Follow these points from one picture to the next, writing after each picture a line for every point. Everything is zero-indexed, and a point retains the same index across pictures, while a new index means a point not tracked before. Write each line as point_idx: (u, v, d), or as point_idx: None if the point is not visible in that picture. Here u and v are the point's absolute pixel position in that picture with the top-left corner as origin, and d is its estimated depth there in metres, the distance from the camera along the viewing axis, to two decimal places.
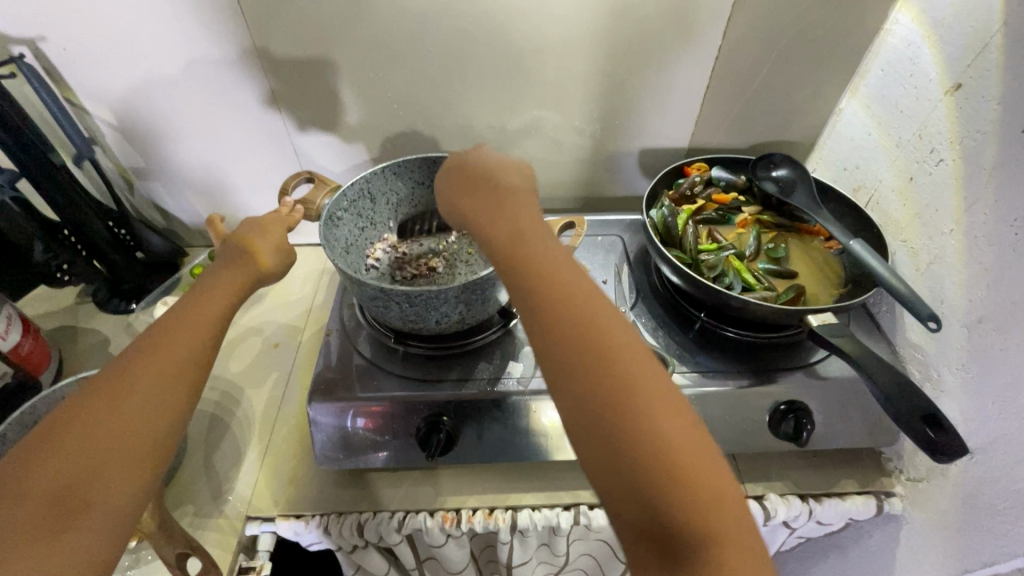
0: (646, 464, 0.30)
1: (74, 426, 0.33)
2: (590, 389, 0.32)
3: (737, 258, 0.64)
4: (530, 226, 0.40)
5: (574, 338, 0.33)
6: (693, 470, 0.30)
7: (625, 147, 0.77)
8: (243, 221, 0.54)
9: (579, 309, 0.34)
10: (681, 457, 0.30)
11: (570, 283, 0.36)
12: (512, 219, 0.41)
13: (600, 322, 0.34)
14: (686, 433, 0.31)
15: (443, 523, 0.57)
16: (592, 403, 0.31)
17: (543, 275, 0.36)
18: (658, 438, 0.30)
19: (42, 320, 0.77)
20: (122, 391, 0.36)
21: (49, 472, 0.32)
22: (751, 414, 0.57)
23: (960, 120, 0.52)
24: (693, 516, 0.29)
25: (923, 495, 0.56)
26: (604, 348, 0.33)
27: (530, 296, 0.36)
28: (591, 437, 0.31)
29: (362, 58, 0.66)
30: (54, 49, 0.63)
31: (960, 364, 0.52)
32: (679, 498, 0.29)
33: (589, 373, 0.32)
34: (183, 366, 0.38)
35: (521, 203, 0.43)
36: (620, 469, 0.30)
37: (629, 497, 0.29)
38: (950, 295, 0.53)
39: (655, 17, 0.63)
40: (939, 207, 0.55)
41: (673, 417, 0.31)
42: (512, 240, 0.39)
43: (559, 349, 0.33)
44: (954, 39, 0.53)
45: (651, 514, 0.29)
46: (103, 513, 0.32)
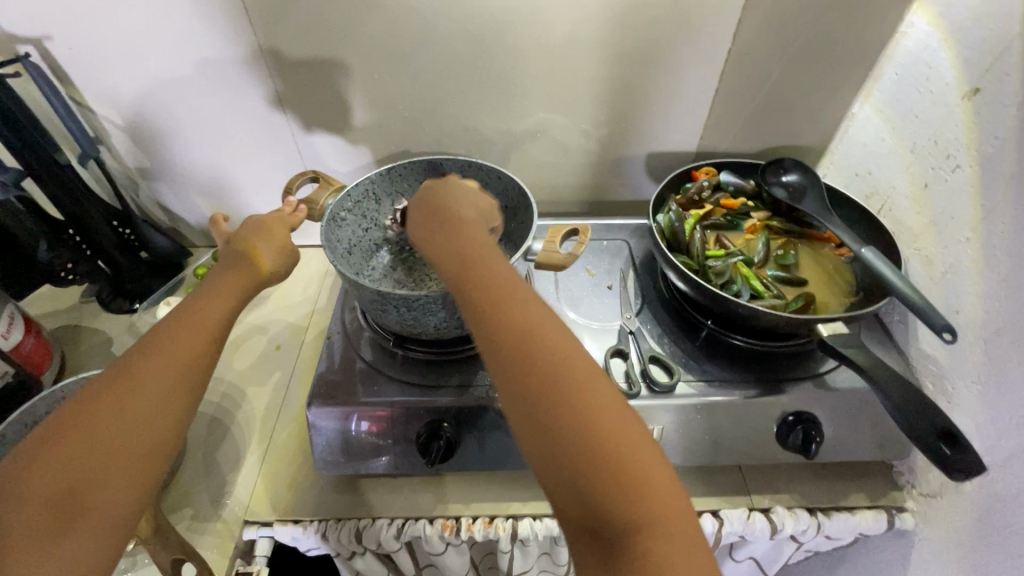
0: (576, 449, 0.30)
1: (73, 431, 0.33)
2: (523, 379, 0.32)
3: (745, 264, 0.63)
4: (474, 232, 0.42)
5: (502, 332, 0.34)
6: (626, 454, 0.30)
7: (633, 150, 0.76)
8: (245, 222, 0.54)
9: (521, 313, 0.35)
10: (610, 441, 0.30)
11: (512, 287, 0.36)
12: (457, 226, 0.43)
13: (529, 314, 0.35)
14: (617, 417, 0.31)
15: (442, 531, 0.56)
16: (524, 393, 0.32)
17: (479, 274, 0.37)
18: (587, 422, 0.30)
19: (46, 319, 0.77)
20: (124, 393, 0.35)
21: (50, 474, 0.32)
22: (759, 425, 0.56)
23: (978, 125, 0.51)
24: (624, 501, 0.29)
25: (936, 511, 0.55)
26: (534, 340, 0.33)
27: (467, 294, 0.37)
28: (524, 427, 0.32)
29: (367, 58, 0.65)
30: (59, 49, 0.63)
31: (976, 377, 0.50)
32: (611, 482, 0.29)
33: (519, 365, 0.33)
34: (188, 368, 0.38)
35: (469, 213, 0.44)
36: (551, 458, 0.30)
37: (563, 486, 0.30)
38: (966, 306, 0.52)
39: (664, 18, 0.62)
40: (955, 215, 0.53)
41: (608, 409, 0.31)
42: (453, 244, 0.41)
43: (491, 345, 0.34)
44: (972, 42, 0.51)
45: (584, 499, 0.29)
46: (104, 517, 0.32)
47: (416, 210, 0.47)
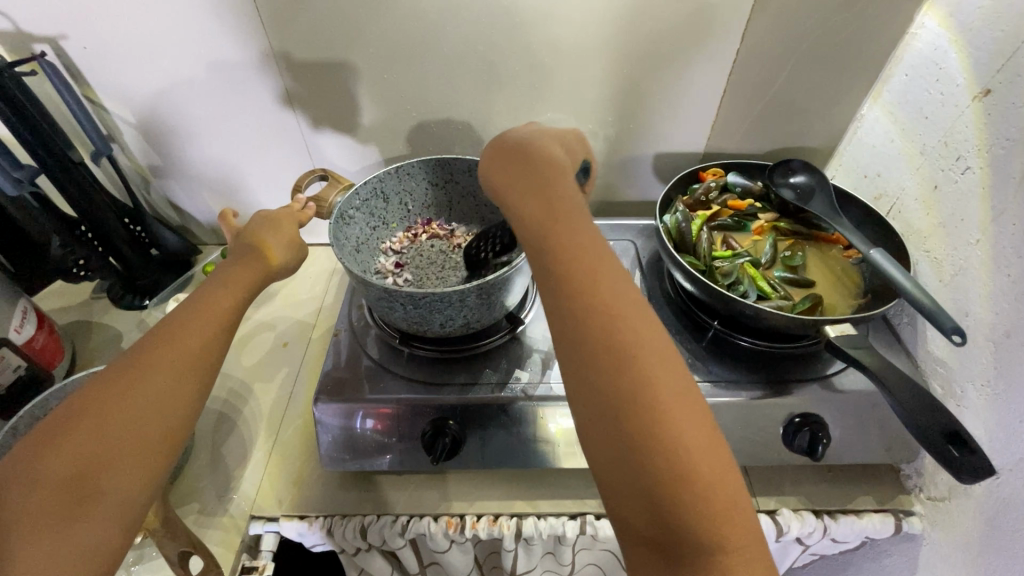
0: (661, 473, 0.28)
1: (83, 417, 0.33)
2: (607, 387, 0.30)
3: (752, 265, 0.63)
4: (570, 205, 0.37)
5: (594, 334, 0.31)
6: (710, 480, 0.28)
7: (640, 151, 0.76)
8: (255, 218, 0.54)
9: (611, 306, 0.32)
10: (696, 465, 0.28)
11: (604, 272, 0.33)
12: (541, 189, 0.38)
13: (623, 313, 0.32)
14: (707, 439, 0.29)
15: (447, 529, 0.57)
16: (609, 402, 0.30)
17: (574, 261, 0.34)
18: (676, 444, 0.29)
19: (57, 315, 0.78)
20: (133, 381, 0.35)
21: (60, 460, 0.32)
22: (764, 426, 0.56)
23: (988, 126, 0.50)
24: (702, 527, 0.28)
25: (944, 514, 0.54)
26: (623, 344, 0.31)
27: (563, 286, 0.33)
28: (602, 438, 0.30)
29: (376, 59, 0.66)
30: (74, 48, 0.64)
31: (985, 380, 0.50)
32: (691, 507, 0.28)
33: (606, 370, 0.30)
34: (197, 360, 0.38)
35: (556, 174, 0.40)
36: (637, 483, 0.28)
37: (635, 504, 0.29)
38: (975, 308, 0.51)
39: (672, 20, 0.62)
40: (965, 216, 0.53)
41: (694, 423, 0.30)
42: (542, 209, 0.37)
43: (575, 345, 0.31)
44: (983, 44, 0.51)
45: (662, 523, 0.28)
46: (115, 500, 0.32)
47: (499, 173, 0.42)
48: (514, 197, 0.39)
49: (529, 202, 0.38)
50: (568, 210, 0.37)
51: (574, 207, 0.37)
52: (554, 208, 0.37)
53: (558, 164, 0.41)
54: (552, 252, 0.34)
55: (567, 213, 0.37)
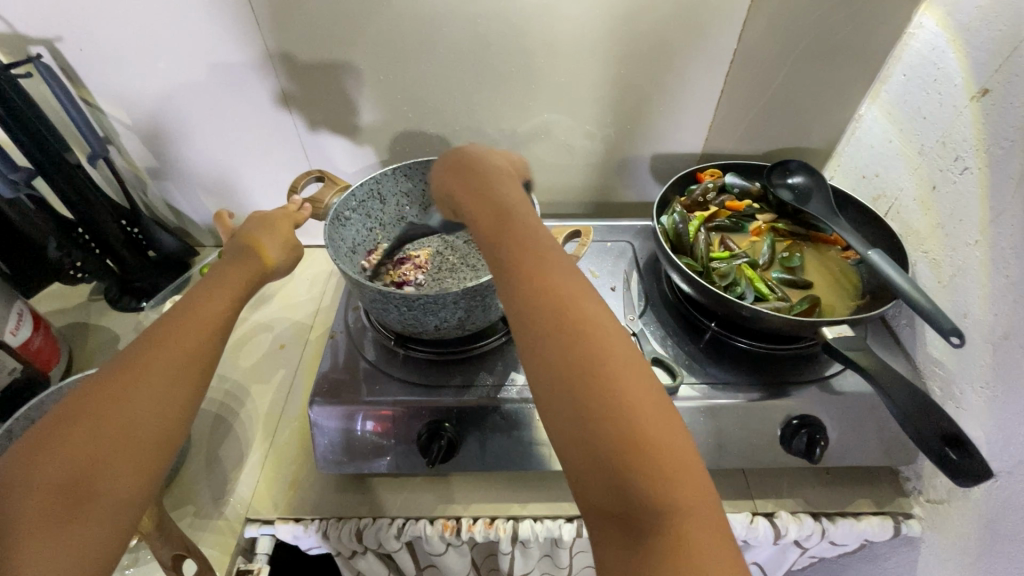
0: (610, 434, 0.29)
1: (80, 419, 0.33)
2: (557, 359, 0.31)
3: (750, 267, 0.62)
4: (515, 202, 0.41)
5: (541, 311, 0.33)
6: (661, 442, 0.29)
7: (637, 152, 0.75)
8: (250, 219, 0.54)
9: (553, 282, 0.34)
10: (645, 425, 0.29)
11: (546, 253, 0.36)
12: (490, 189, 0.43)
13: (569, 293, 0.34)
14: (655, 403, 0.30)
15: (443, 532, 0.56)
16: (560, 372, 0.31)
17: (515, 245, 0.37)
18: (623, 406, 0.29)
19: (54, 316, 0.78)
20: (129, 384, 0.35)
21: (56, 462, 0.32)
22: (762, 428, 0.55)
23: (987, 126, 0.50)
24: (652, 488, 0.28)
25: (942, 517, 0.54)
26: (572, 319, 0.33)
27: (509, 269, 0.36)
28: (556, 408, 0.31)
29: (373, 60, 0.66)
30: (70, 49, 0.64)
31: (984, 382, 0.50)
32: (642, 468, 0.28)
33: (554, 343, 0.32)
34: (192, 360, 0.38)
35: (505, 179, 0.44)
36: (584, 447, 0.29)
37: (590, 470, 0.29)
38: (974, 309, 0.51)
39: (669, 21, 0.62)
40: (963, 217, 0.53)
41: (638, 384, 0.30)
42: (491, 212, 0.40)
43: (528, 324, 0.33)
44: (981, 44, 0.51)
45: (613, 488, 0.28)
46: (111, 501, 0.32)
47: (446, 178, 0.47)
48: (467, 198, 0.43)
49: (481, 206, 0.41)
50: (515, 207, 0.40)
51: (519, 203, 0.41)
52: (503, 210, 0.40)
53: (506, 171, 0.46)
54: (505, 245, 0.37)
55: (519, 214, 0.39)
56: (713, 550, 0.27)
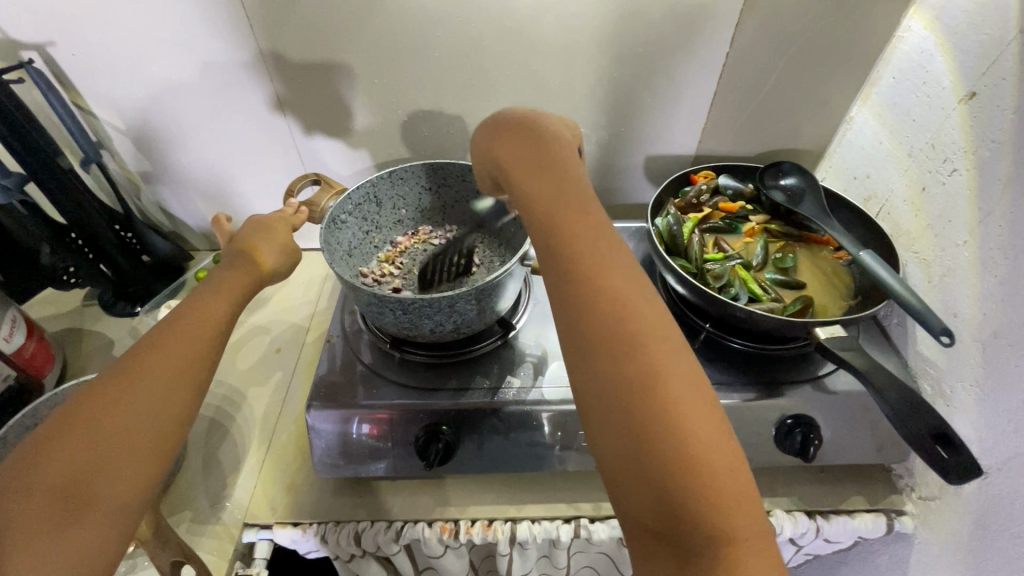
0: (667, 459, 0.28)
1: (77, 424, 0.33)
2: (610, 377, 0.30)
3: (744, 268, 0.63)
4: (577, 193, 0.38)
5: (598, 326, 0.31)
6: (719, 470, 0.28)
7: (632, 154, 0.76)
8: (246, 224, 0.54)
9: (612, 290, 0.32)
10: (705, 453, 0.28)
11: (606, 256, 0.34)
12: (551, 176, 0.39)
13: (630, 306, 0.32)
14: (714, 430, 0.29)
15: (441, 534, 0.57)
16: (616, 394, 0.30)
17: (574, 247, 0.34)
18: (682, 431, 0.28)
19: (48, 322, 0.77)
20: (128, 388, 0.35)
21: (55, 466, 0.32)
22: (756, 428, 0.56)
23: (974, 129, 0.51)
24: (708, 513, 0.27)
25: (934, 514, 0.55)
26: (631, 338, 0.31)
27: (563, 271, 0.34)
28: (607, 427, 0.30)
29: (367, 63, 0.66)
30: (62, 54, 0.64)
31: (974, 380, 0.50)
32: (700, 497, 0.27)
33: (613, 361, 0.30)
34: (190, 365, 0.39)
35: (568, 164, 0.40)
36: (637, 465, 0.28)
37: (641, 493, 0.28)
38: (963, 308, 0.52)
39: (661, 23, 0.62)
40: (952, 218, 0.53)
41: (699, 405, 0.29)
42: (549, 209, 0.37)
43: (582, 334, 0.32)
44: (968, 47, 0.51)
45: (663, 510, 0.27)
46: (110, 504, 0.32)
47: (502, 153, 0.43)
48: (525, 184, 0.40)
49: (535, 192, 0.38)
50: (575, 199, 0.37)
51: (579, 192, 0.38)
52: (567, 204, 0.37)
53: (572, 153, 0.42)
54: (560, 244, 0.35)
55: (577, 209, 0.36)
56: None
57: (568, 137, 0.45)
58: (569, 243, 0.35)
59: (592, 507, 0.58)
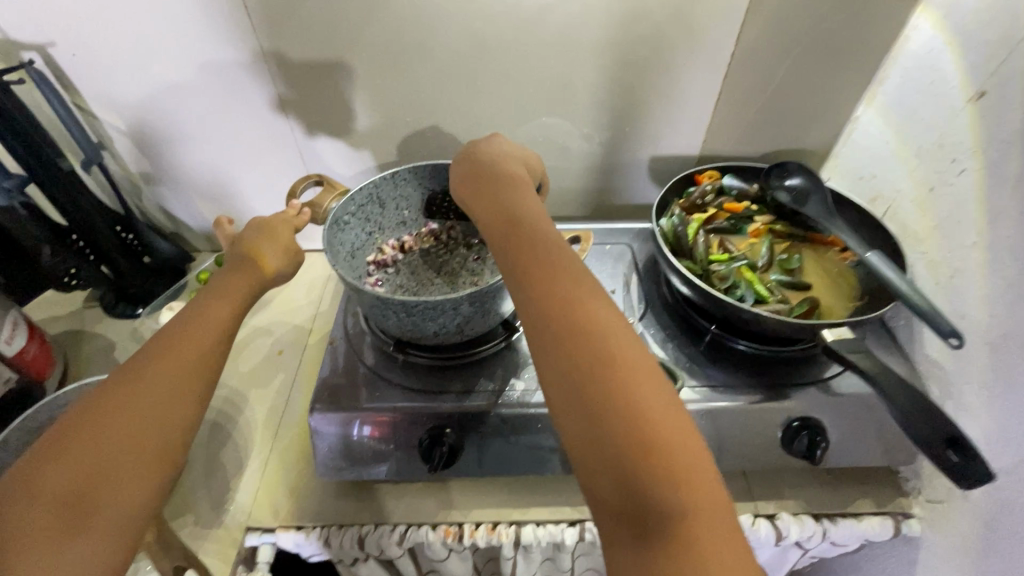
0: (620, 435, 0.30)
1: (83, 432, 0.33)
2: (572, 365, 0.33)
3: (749, 269, 0.62)
4: (529, 213, 0.44)
5: (556, 320, 0.35)
6: (673, 445, 0.30)
7: (635, 154, 0.75)
8: (248, 227, 0.54)
9: (565, 289, 0.37)
10: (658, 431, 0.30)
11: (558, 260, 0.39)
12: (509, 202, 0.46)
13: (584, 303, 0.36)
14: (668, 412, 0.31)
15: (445, 538, 0.56)
16: (578, 380, 0.32)
17: (530, 254, 0.39)
18: (633, 410, 0.31)
19: (49, 324, 0.77)
20: (135, 396, 0.35)
21: (61, 475, 0.31)
22: (763, 430, 0.56)
23: (983, 128, 0.50)
24: (662, 484, 0.29)
25: (942, 516, 0.54)
26: (587, 331, 0.34)
27: (523, 273, 0.38)
28: (570, 413, 0.32)
29: (370, 62, 0.65)
30: (63, 55, 0.63)
31: (983, 382, 0.50)
32: (654, 470, 0.29)
33: (568, 349, 0.34)
34: (194, 375, 0.38)
35: (524, 195, 0.47)
36: (596, 443, 0.30)
37: (600, 469, 0.30)
38: (972, 310, 0.51)
39: (666, 23, 0.62)
40: (961, 218, 0.53)
41: (647, 385, 0.32)
42: (508, 227, 0.43)
43: (541, 327, 0.35)
44: (977, 46, 0.51)
45: (622, 485, 0.29)
46: (117, 513, 0.32)
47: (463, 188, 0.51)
48: (485, 211, 0.47)
49: (495, 217, 0.45)
50: (528, 218, 0.44)
51: (531, 213, 0.45)
52: (518, 223, 0.43)
53: (524, 185, 0.49)
54: (515, 253, 0.40)
55: (529, 226, 0.43)
56: (724, 553, 0.27)
57: (523, 171, 0.52)
58: (525, 251, 0.40)
59: None
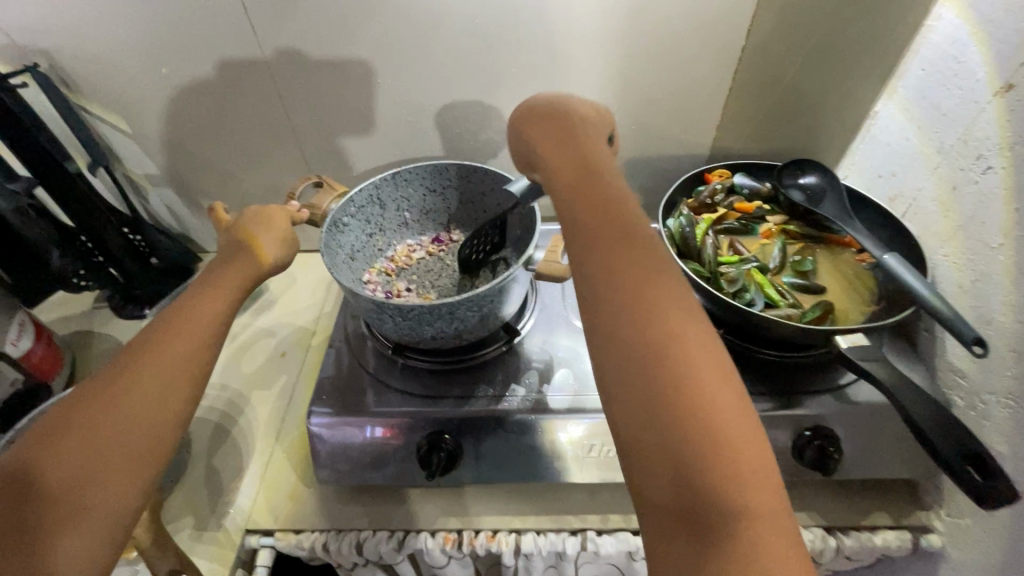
0: (680, 420, 0.28)
1: (71, 426, 0.32)
2: (635, 341, 0.31)
3: (760, 272, 0.60)
4: (605, 167, 0.41)
5: (621, 291, 0.33)
6: (731, 436, 0.28)
7: (642, 153, 0.73)
8: (249, 212, 0.52)
9: (635, 256, 0.34)
10: (718, 419, 0.28)
11: (630, 226, 0.36)
12: (579, 154, 0.43)
13: (649, 275, 0.33)
14: (731, 399, 0.29)
15: (444, 545, 0.56)
16: (639, 359, 0.30)
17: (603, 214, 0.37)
18: (696, 396, 0.29)
19: (58, 325, 0.78)
20: (125, 389, 0.35)
21: (49, 467, 0.31)
22: (771, 440, 0.53)
23: (1011, 123, 0.47)
24: (720, 475, 0.27)
25: (963, 533, 0.52)
26: (649, 307, 0.32)
27: (589, 235, 0.36)
28: (623, 390, 0.30)
29: (370, 62, 0.64)
30: (69, 59, 0.64)
31: (1009, 393, 0.47)
32: (713, 458, 0.27)
33: (633, 320, 0.32)
34: (185, 364, 0.37)
35: (595, 148, 0.44)
36: (652, 426, 0.29)
37: (652, 452, 0.28)
38: (998, 316, 0.48)
39: (673, 16, 0.60)
40: (986, 219, 0.50)
41: (713, 370, 0.30)
42: (579, 183, 0.40)
43: (605, 294, 0.33)
44: (1006, 36, 0.48)
45: (677, 471, 0.27)
46: (104, 508, 0.31)
47: (536, 126, 0.46)
48: (553, 158, 0.43)
49: (563, 168, 0.42)
50: (605, 173, 0.41)
51: (608, 167, 0.41)
52: (597, 178, 0.40)
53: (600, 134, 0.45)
54: (584, 211, 0.38)
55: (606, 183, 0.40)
56: (780, 556, 0.26)
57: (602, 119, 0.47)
58: (601, 211, 0.37)
59: (600, 519, 0.56)
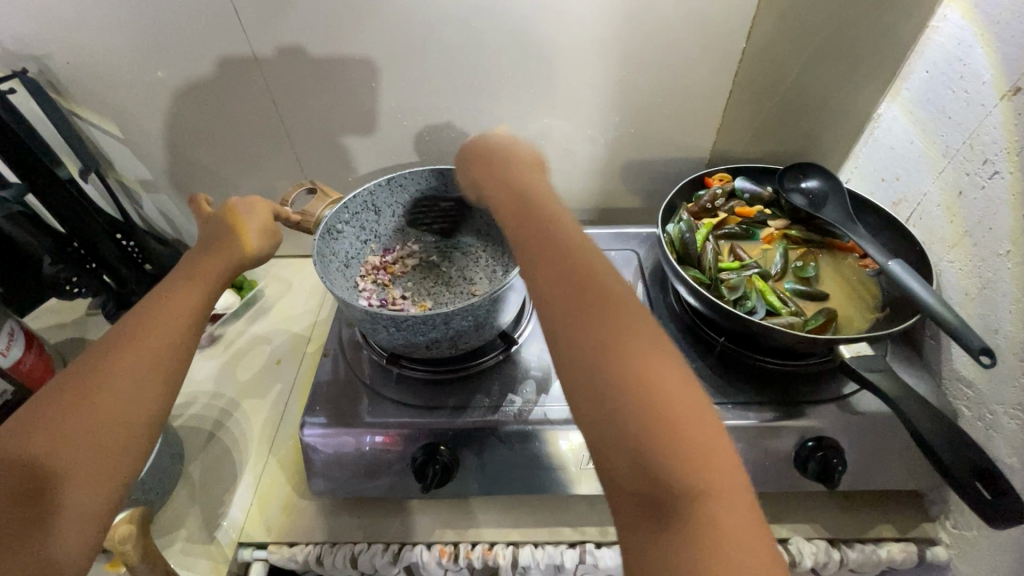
0: (638, 413, 0.29)
1: (40, 425, 0.32)
2: (586, 341, 0.31)
3: (761, 278, 0.59)
4: (537, 188, 0.44)
5: (568, 291, 0.33)
6: (686, 425, 0.29)
7: (641, 156, 0.72)
8: (236, 199, 0.51)
9: (578, 258, 0.35)
10: (672, 409, 0.29)
11: (566, 232, 0.37)
12: (515, 183, 0.45)
13: (592, 275, 0.34)
14: (683, 387, 0.30)
15: (440, 558, 0.54)
16: (595, 357, 0.31)
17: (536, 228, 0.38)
18: (650, 388, 0.29)
19: (50, 332, 0.77)
20: (96, 386, 0.34)
21: (17, 468, 0.30)
22: (773, 451, 0.52)
23: (1019, 127, 0.46)
24: (681, 465, 0.28)
25: (970, 546, 0.50)
26: (597, 305, 0.32)
27: (532, 245, 0.37)
28: (583, 389, 0.30)
29: (364, 65, 0.63)
30: (58, 64, 0.63)
31: (1018, 404, 0.46)
32: (671, 450, 0.28)
33: (583, 319, 0.32)
34: (159, 358, 0.36)
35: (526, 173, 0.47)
36: (612, 424, 0.29)
37: (616, 448, 0.28)
38: (1006, 325, 0.47)
39: (672, 18, 0.58)
40: (993, 225, 0.49)
41: (664, 362, 0.31)
42: (519, 210, 0.41)
43: (554, 296, 0.33)
44: (1014, 38, 0.47)
45: (640, 465, 0.28)
46: (78, 507, 0.31)
47: (474, 163, 0.51)
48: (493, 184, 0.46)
49: (504, 194, 0.44)
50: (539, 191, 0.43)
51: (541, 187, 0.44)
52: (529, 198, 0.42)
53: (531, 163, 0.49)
54: (523, 227, 0.39)
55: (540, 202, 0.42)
56: (745, 538, 0.27)
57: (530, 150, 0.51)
58: (533, 225, 0.38)
59: (599, 531, 0.55)
